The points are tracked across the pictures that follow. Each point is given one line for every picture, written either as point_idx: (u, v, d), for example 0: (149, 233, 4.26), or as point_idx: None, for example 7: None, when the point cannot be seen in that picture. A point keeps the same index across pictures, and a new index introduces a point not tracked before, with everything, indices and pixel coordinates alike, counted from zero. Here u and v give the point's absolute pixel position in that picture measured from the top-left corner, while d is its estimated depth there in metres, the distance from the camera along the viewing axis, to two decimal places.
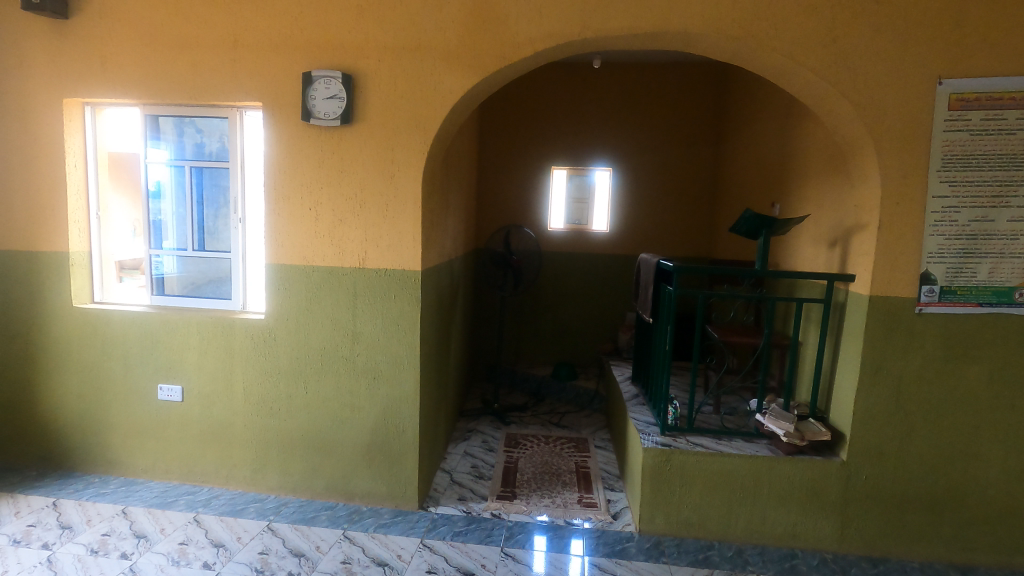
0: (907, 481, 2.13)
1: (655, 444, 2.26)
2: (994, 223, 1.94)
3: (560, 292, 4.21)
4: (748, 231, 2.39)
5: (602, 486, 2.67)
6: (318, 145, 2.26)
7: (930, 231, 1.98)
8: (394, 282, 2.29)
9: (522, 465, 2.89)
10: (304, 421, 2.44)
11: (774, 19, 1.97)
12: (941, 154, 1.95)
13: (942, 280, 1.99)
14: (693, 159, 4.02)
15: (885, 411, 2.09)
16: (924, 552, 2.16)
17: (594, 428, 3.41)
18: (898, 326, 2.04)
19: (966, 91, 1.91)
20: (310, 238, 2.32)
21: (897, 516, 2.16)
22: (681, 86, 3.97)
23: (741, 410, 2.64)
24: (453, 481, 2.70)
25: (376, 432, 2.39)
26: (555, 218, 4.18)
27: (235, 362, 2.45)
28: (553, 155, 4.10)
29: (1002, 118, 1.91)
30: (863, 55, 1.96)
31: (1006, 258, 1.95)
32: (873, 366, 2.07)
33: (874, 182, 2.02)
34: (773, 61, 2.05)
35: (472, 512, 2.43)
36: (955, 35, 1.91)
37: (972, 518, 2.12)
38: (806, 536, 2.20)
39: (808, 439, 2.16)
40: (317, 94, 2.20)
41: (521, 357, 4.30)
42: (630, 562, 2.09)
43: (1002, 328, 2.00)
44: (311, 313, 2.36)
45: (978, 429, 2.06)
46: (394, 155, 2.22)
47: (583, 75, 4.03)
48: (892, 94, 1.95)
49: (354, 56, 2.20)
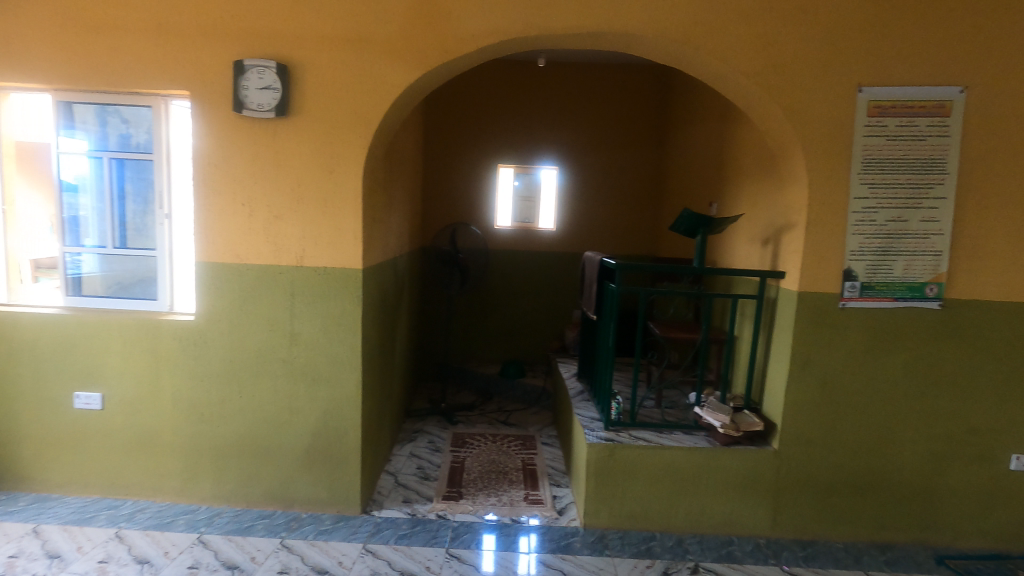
0: (833, 467, 2.25)
1: (599, 439, 2.29)
2: (908, 223, 2.08)
3: (507, 290, 4.21)
4: (688, 230, 2.46)
5: (548, 483, 2.69)
6: (253, 138, 2.16)
7: (852, 230, 2.09)
8: (335, 281, 2.21)
9: (469, 464, 2.86)
10: (239, 427, 2.33)
11: (710, 23, 2.03)
12: (861, 157, 2.06)
13: (863, 277, 2.11)
14: (638, 159, 4.11)
15: (813, 401, 2.20)
16: (849, 533, 2.29)
17: (542, 426, 3.42)
18: (824, 320, 2.15)
19: (884, 98, 2.04)
20: (244, 236, 2.21)
21: (825, 501, 2.27)
22: (625, 87, 4.04)
23: (681, 403, 2.71)
24: (398, 483, 2.65)
25: (317, 434, 2.32)
26: (502, 216, 4.18)
27: (163, 366, 2.31)
28: (499, 153, 4.09)
29: (914, 124, 2.05)
30: (792, 62, 2.05)
31: (918, 256, 2.09)
32: (802, 358, 2.17)
33: (802, 182, 2.11)
34: (708, 65, 2.12)
35: (417, 514, 2.38)
36: (874, 46, 2.03)
37: (891, 499, 2.26)
38: (741, 523, 2.29)
39: (743, 429, 2.24)
40: (249, 84, 2.09)
41: (469, 355, 4.28)
42: (575, 557, 2.12)
43: (916, 321, 2.14)
44: (245, 312, 2.25)
45: (895, 415, 2.20)
46: (335, 149, 2.15)
47: (528, 73, 4.04)
48: (818, 100, 2.06)
49: (290, 46, 2.11)
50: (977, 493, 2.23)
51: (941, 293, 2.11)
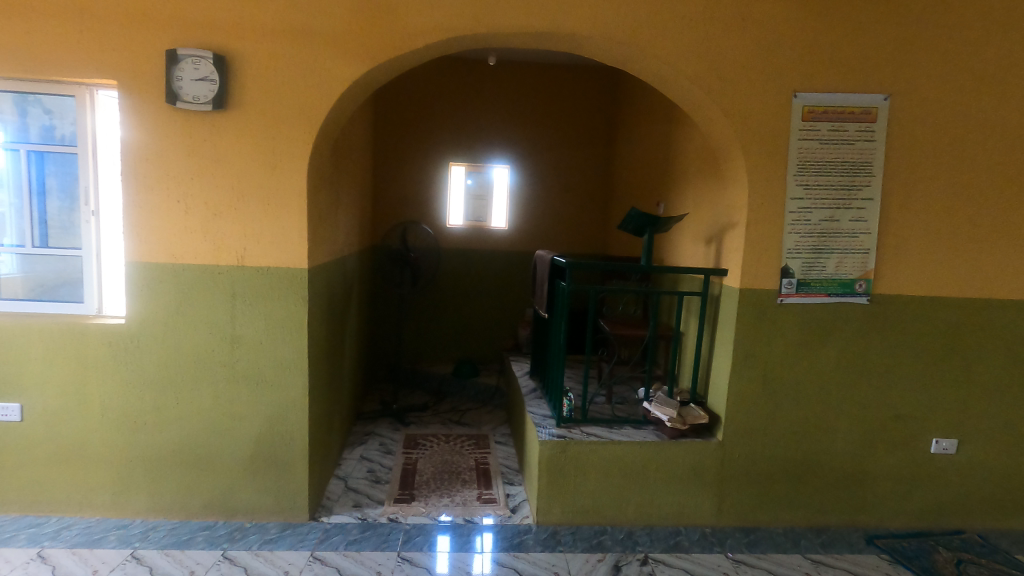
0: (773, 457, 2.35)
1: (551, 436, 2.31)
2: (839, 223, 2.19)
3: (460, 289, 4.19)
4: (635, 229, 2.51)
5: (501, 481, 2.69)
6: (188, 132, 2.06)
7: (788, 230, 2.19)
8: (279, 281, 2.14)
9: (422, 466, 2.83)
10: (176, 435, 2.21)
11: (655, 27, 2.08)
12: (796, 160, 2.16)
13: (799, 274, 2.21)
14: (589, 159, 4.16)
15: (754, 394, 2.29)
16: (787, 519, 2.40)
17: (495, 424, 3.42)
18: (763, 316, 2.24)
19: (816, 104, 2.14)
20: (180, 234, 2.11)
21: (766, 489, 2.37)
22: (576, 88, 4.09)
23: (630, 399, 2.77)
24: (348, 487, 2.59)
25: (261, 440, 2.23)
26: (455, 214, 4.15)
27: (90, 374, 2.17)
28: (451, 151, 4.06)
29: (844, 129, 2.16)
30: (733, 67, 2.12)
31: (848, 254, 2.21)
32: (743, 352, 2.26)
33: (742, 183, 2.19)
34: (654, 68, 2.17)
35: (367, 519, 2.34)
36: (807, 54, 2.13)
37: (826, 485, 2.38)
38: (688, 513, 2.36)
39: (689, 423, 2.31)
40: (183, 74, 1.99)
41: (422, 355, 4.23)
42: (528, 555, 2.13)
43: (847, 315, 2.26)
44: (182, 314, 2.15)
45: (828, 406, 2.32)
46: (278, 145, 2.08)
47: (480, 72, 4.02)
48: (756, 104, 2.14)
49: (228, 36, 2.02)
50: (901, 476, 2.38)
51: (869, 289, 2.24)
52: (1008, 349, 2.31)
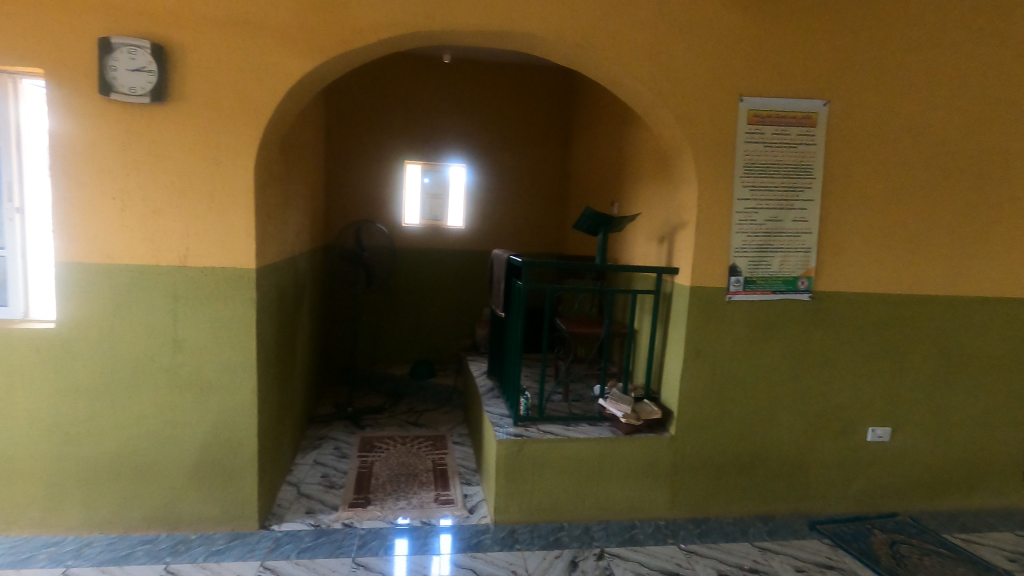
0: (723, 449, 2.42)
1: (508, 435, 2.31)
2: (783, 223, 2.28)
3: (417, 289, 4.14)
4: (590, 228, 2.54)
5: (458, 482, 2.68)
6: (123, 125, 1.95)
7: (736, 229, 2.26)
8: (225, 282, 2.06)
9: (377, 469, 2.78)
10: (113, 445, 2.09)
11: (607, 29, 2.11)
12: (742, 161, 2.24)
13: (746, 272, 2.29)
14: (546, 159, 4.19)
15: (704, 389, 2.36)
16: (737, 509, 2.48)
17: (453, 425, 3.40)
18: (712, 313, 2.31)
19: (761, 108, 2.22)
20: (115, 233, 1.99)
21: (716, 480, 2.44)
22: (532, 88, 4.11)
23: (586, 396, 2.81)
24: (301, 493, 2.52)
25: (207, 448, 2.14)
26: (411, 213, 4.10)
27: (16, 382, 2.03)
28: (406, 149, 4.01)
29: (786, 133, 2.25)
30: (682, 71, 2.17)
31: (792, 252, 2.30)
32: (694, 348, 2.32)
33: (692, 183, 2.25)
34: (607, 69, 2.20)
35: (321, 525, 2.28)
36: (752, 60, 2.21)
37: (773, 474, 2.48)
38: (643, 507, 2.41)
39: (644, 418, 2.36)
40: (118, 64, 1.88)
41: (378, 357, 4.16)
42: (486, 554, 2.12)
43: (790, 312, 2.36)
44: (119, 318, 2.03)
45: (774, 398, 2.42)
46: (222, 140, 2.00)
47: (435, 70, 3.99)
48: (705, 107, 2.20)
49: (167, 25, 1.93)
50: (841, 463, 2.50)
51: (811, 286, 2.34)
52: (936, 341, 2.46)
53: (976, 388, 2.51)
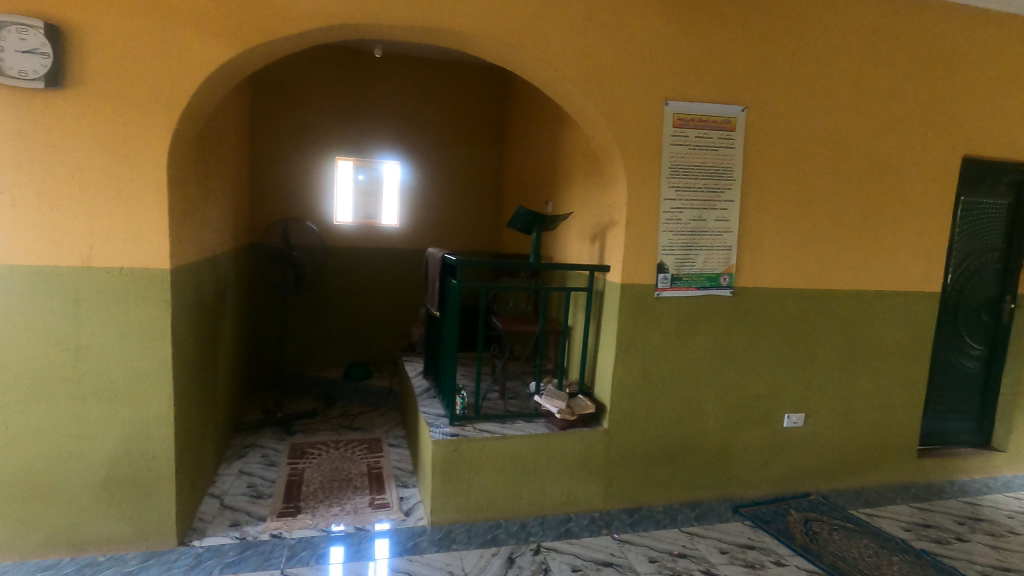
0: (653, 440, 2.51)
1: (444, 435, 2.29)
2: (706, 222, 2.39)
3: (350, 288, 4.03)
4: (524, 227, 2.56)
5: (394, 485, 2.63)
6: (13, 112, 1.77)
7: (663, 228, 2.35)
8: (135, 284, 1.91)
9: (308, 476, 2.68)
10: (4, 464, 1.90)
11: (539, 30, 2.13)
12: (668, 163, 2.33)
13: (672, 269, 2.39)
14: (481, 158, 4.20)
15: (635, 382, 2.44)
16: (666, 497, 2.58)
17: (388, 427, 3.33)
18: (642, 309, 2.39)
19: (685, 112, 2.32)
20: (4, 230, 1.80)
21: (647, 471, 2.53)
22: (466, 86, 4.08)
23: (522, 393, 2.83)
24: (225, 506, 2.39)
25: (117, 462, 1.99)
26: (342, 211, 3.98)
27: None
28: (337, 145, 3.89)
29: (708, 136, 2.36)
30: (611, 73, 2.23)
31: (714, 250, 2.42)
32: (626, 344, 2.39)
33: (622, 183, 2.32)
34: (538, 69, 2.22)
35: (247, 538, 2.17)
36: (676, 65, 2.30)
37: (699, 462, 2.60)
38: (578, 500, 2.46)
39: (578, 413, 2.41)
40: (5, 44, 1.69)
41: (310, 359, 4.02)
42: (422, 557, 2.10)
43: (714, 307, 2.48)
44: (9, 323, 1.84)
45: (699, 390, 2.53)
46: (130, 130, 1.86)
47: (365, 64, 3.89)
48: (633, 110, 2.27)
49: (63, 4, 1.77)
50: (760, 449, 2.66)
51: (732, 282, 2.47)
52: (842, 332, 2.66)
53: (876, 374, 2.74)
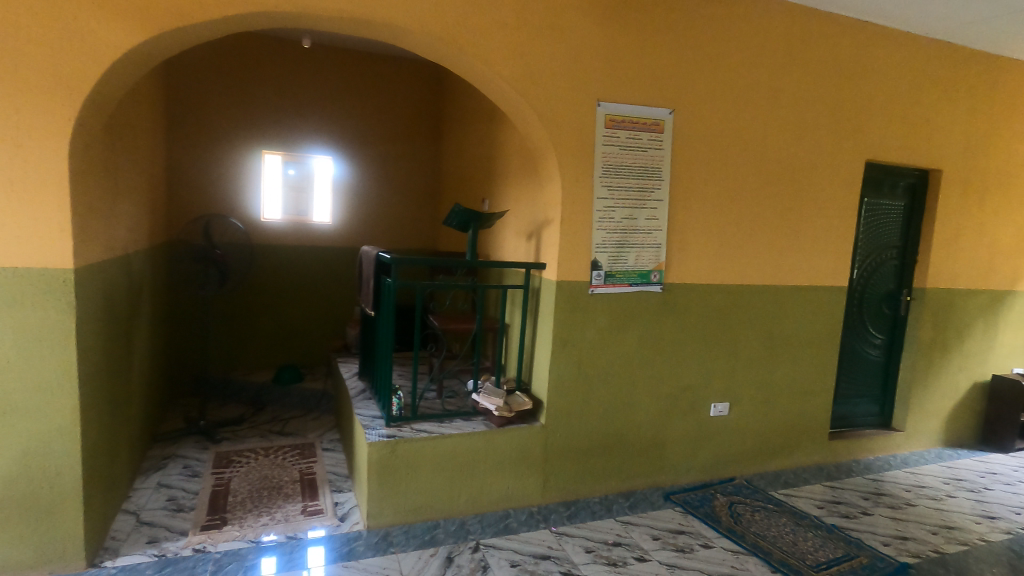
0: (589, 433, 2.57)
1: (381, 437, 2.25)
2: (636, 221, 2.47)
3: (280, 288, 3.87)
4: (460, 225, 2.54)
5: (328, 490, 2.55)
6: None
7: (596, 226, 2.41)
8: (32, 285, 1.75)
9: (235, 486, 2.55)
10: None
11: (473, 27, 2.13)
12: (601, 163, 2.39)
13: (606, 266, 2.45)
14: (417, 155, 4.14)
15: (571, 377, 2.49)
16: (602, 488, 2.65)
17: (322, 431, 3.23)
18: (577, 305, 2.44)
19: (616, 113, 2.39)
20: None
21: (583, 463, 2.59)
22: (400, 81, 4.01)
23: (460, 391, 2.82)
24: (141, 521, 2.23)
25: (13, 480, 1.81)
26: (271, 207, 3.81)
27: None
28: (264, 139, 3.72)
29: (638, 137, 2.43)
30: (545, 73, 2.26)
31: (645, 248, 2.51)
32: (561, 340, 2.43)
33: (556, 182, 2.36)
34: (473, 67, 2.22)
35: (166, 554, 2.04)
36: (607, 67, 2.36)
37: (632, 453, 2.68)
38: (516, 495, 2.48)
39: (515, 410, 2.44)
40: None
41: (237, 362, 3.83)
42: (359, 562, 2.04)
43: (645, 302, 2.56)
44: None
45: (632, 383, 2.62)
46: (23, 116, 1.69)
47: (292, 55, 3.74)
48: (566, 109, 2.31)
49: None
50: (689, 438, 2.78)
51: (661, 279, 2.57)
52: (761, 325, 2.83)
53: (792, 363, 2.93)
